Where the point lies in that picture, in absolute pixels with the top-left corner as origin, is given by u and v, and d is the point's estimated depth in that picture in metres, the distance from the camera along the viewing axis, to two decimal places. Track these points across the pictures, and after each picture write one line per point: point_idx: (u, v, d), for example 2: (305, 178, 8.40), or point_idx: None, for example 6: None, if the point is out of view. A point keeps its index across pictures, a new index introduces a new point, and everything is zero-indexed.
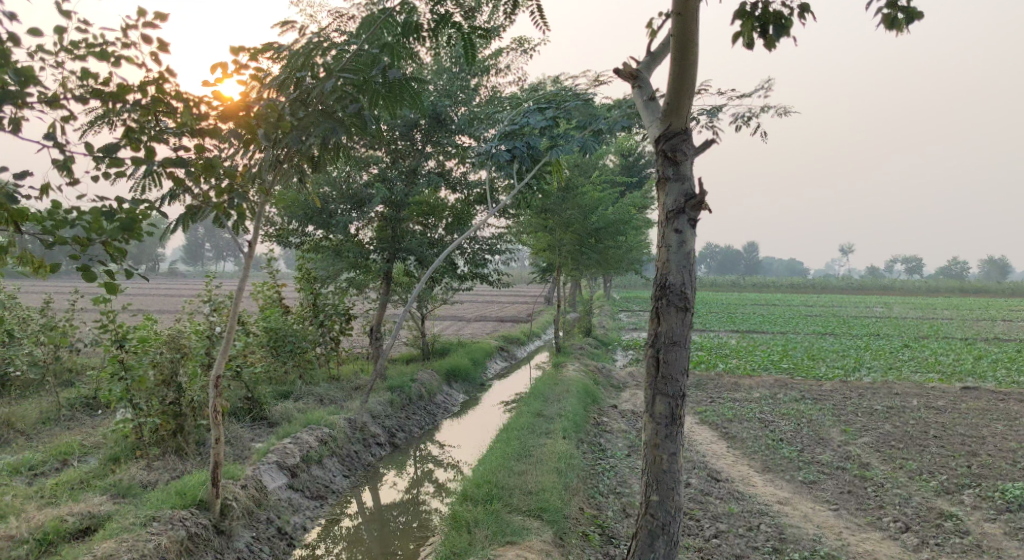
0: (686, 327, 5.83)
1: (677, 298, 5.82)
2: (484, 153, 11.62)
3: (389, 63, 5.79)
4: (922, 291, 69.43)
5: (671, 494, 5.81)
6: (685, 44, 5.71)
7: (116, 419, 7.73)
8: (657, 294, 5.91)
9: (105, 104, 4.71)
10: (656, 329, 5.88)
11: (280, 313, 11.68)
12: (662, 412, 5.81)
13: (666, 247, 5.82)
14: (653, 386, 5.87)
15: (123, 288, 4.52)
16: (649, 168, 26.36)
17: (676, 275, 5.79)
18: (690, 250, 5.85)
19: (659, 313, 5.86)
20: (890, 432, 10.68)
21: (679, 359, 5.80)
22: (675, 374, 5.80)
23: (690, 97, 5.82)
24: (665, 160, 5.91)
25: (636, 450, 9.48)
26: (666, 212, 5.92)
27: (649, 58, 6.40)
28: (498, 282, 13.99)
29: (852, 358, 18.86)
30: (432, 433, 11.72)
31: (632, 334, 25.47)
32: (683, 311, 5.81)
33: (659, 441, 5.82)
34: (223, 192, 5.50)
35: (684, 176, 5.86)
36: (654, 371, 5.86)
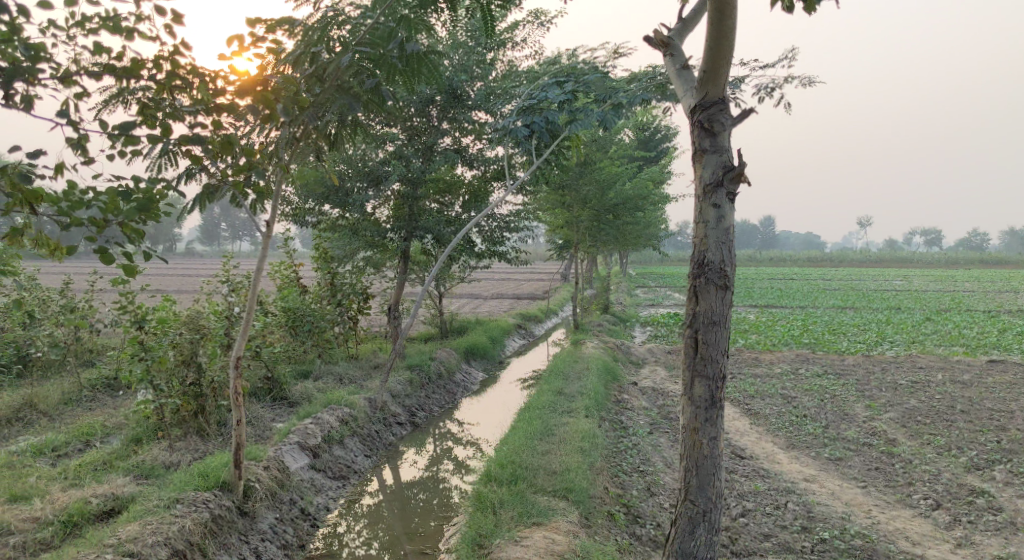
0: (726, 306, 5.72)
1: (716, 276, 5.69)
2: (502, 128, 11.48)
3: (408, 35, 5.59)
4: (942, 264, 68.63)
5: (712, 481, 5.70)
6: (723, 9, 5.52)
7: (137, 399, 7.65)
8: (695, 273, 5.78)
9: (119, 81, 4.60)
10: (694, 308, 5.75)
11: (298, 293, 11.64)
12: (703, 394, 5.70)
13: (704, 223, 5.69)
14: (692, 368, 5.76)
15: (141, 270, 4.43)
16: (665, 142, 26.04)
17: (715, 253, 5.66)
18: (729, 225, 5.72)
19: (697, 292, 5.74)
20: (916, 407, 10.53)
21: (720, 339, 5.69)
22: (715, 355, 5.68)
23: (728, 64, 5.64)
24: (701, 131, 5.75)
25: (659, 427, 9.39)
26: (703, 185, 5.76)
27: (681, 25, 6.21)
28: (516, 259, 13.90)
29: (875, 332, 18.64)
30: (452, 411, 11.69)
31: (650, 310, 25.34)
32: (722, 289, 5.69)
33: (699, 425, 5.71)
34: (243, 169, 5.40)
35: (722, 148, 5.70)
36: (692, 352, 5.75)
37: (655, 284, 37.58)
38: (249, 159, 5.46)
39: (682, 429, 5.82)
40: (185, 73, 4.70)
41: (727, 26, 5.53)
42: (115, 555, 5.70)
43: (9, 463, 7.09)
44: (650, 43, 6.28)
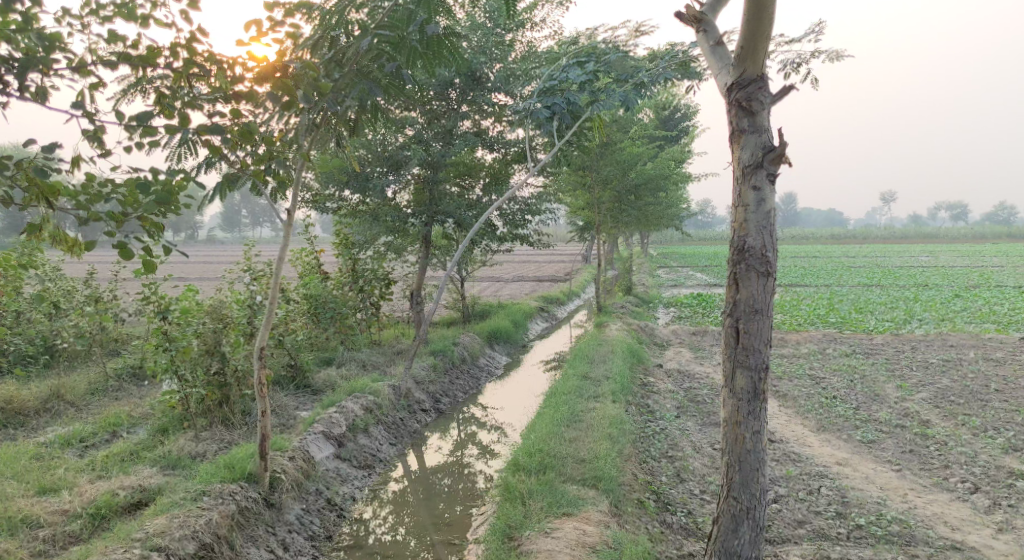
0: (768, 293, 5.58)
1: (758, 262, 5.55)
2: (522, 110, 11.27)
3: (428, 17, 5.46)
4: (969, 239, 67.56)
5: (755, 477, 5.59)
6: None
7: (161, 390, 7.67)
8: (736, 259, 5.64)
9: (136, 70, 4.51)
10: (735, 296, 5.63)
11: (319, 280, 11.61)
12: (745, 387, 5.58)
13: (745, 206, 5.54)
14: (733, 359, 5.64)
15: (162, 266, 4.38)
16: (685, 121, 25.70)
17: (757, 238, 5.52)
18: (770, 208, 5.57)
19: (738, 279, 5.61)
20: (948, 386, 10.33)
21: (762, 328, 5.56)
22: (757, 345, 5.55)
23: (768, 38, 5.45)
24: (740, 110, 5.59)
25: (686, 411, 9.27)
26: (743, 166, 5.60)
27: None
28: (538, 242, 13.78)
29: (902, 310, 18.36)
30: (476, 396, 11.63)
31: (672, 290, 25.12)
32: (764, 276, 5.55)
33: (741, 418, 5.61)
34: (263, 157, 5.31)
35: (761, 127, 5.55)
36: (734, 342, 5.62)
37: (677, 264, 37.27)
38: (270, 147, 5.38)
39: (724, 422, 5.71)
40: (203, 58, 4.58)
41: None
42: (143, 549, 5.70)
43: (38, 455, 7.12)
44: (682, 19, 6.09)
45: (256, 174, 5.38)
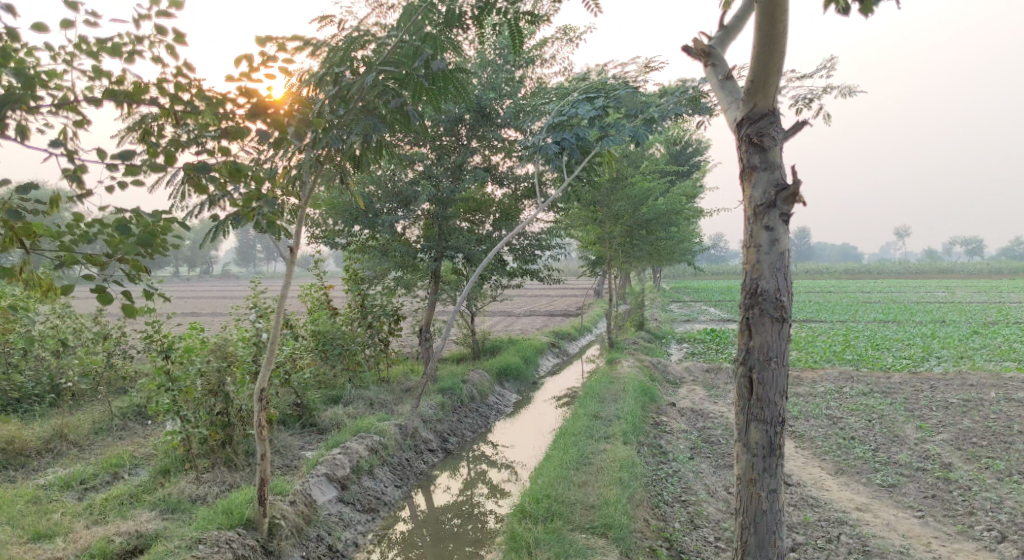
0: (783, 340, 5.41)
1: (772, 307, 5.39)
2: (531, 145, 11.22)
3: (434, 52, 5.37)
4: (985, 274, 66.92)
5: (772, 539, 5.39)
6: (774, 13, 5.20)
7: (164, 432, 7.48)
8: (749, 303, 5.48)
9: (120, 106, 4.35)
10: (748, 343, 5.46)
11: (327, 316, 11.49)
12: (760, 441, 5.39)
13: (757, 248, 5.40)
14: (747, 412, 5.45)
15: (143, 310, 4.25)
16: (697, 156, 25.67)
17: (771, 281, 5.36)
18: (783, 249, 5.42)
19: (751, 326, 5.44)
20: (970, 428, 10.04)
21: (777, 378, 5.38)
22: (772, 397, 5.37)
23: (779, 72, 5.34)
24: (751, 146, 5.46)
25: (700, 452, 9.03)
26: (754, 205, 5.47)
27: (723, 33, 5.93)
28: (549, 278, 13.63)
29: (920, 347, 18.03)
30: (485, 435, 11.43)
31: (685, 325, 24.90)
32: (779, 321, 5.39)
33: (756, 475, 5.41)
34: (251, 198, 5.05)
35: (773, 164, 5.42)
36: (747, 393, 5.44)
37: (691, 299, 37.02)
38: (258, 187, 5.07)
39: (738, 479, 5.52)
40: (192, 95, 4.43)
41: (777, 32, 5.23)
42: None
43: (35, 498, 6.98)
44: (689, 52, 6.00)
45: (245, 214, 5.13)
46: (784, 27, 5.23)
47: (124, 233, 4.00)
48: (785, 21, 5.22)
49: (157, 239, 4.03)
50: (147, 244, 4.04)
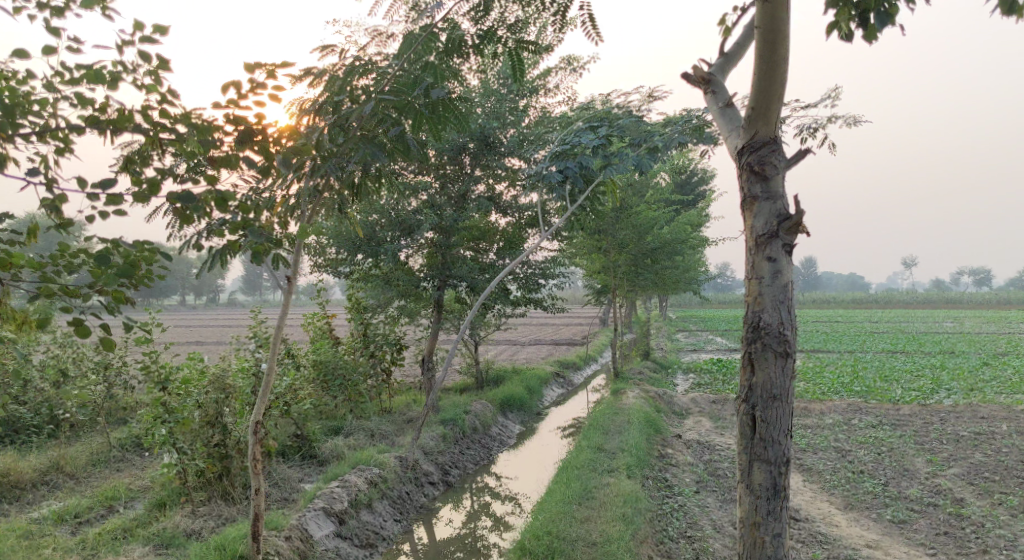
0: (787, 377, 5.29)
1: (775, 342, 5.28)
2: (535, 174, 11.16)
3: (433, 81, 5.39)
4: (994, 305, 66.56)
5: None
6: (773, 39, 5.14)
7: (160, 463, 7.44)
8: (752, 337, 5.37)
9: (101, 133, 4.15)
10: (751, 379, 5.35)
11: (329, 346, 11.39)
12: (764, 483, 5.25)
13: (760, 280, 5.31)
14: (750, 451, 5.32)
15: (120, 343, 4.13)
16: (703, 185, 25.70)
17: (773, 314, 5.26)
18: (786, 282, 5.33)
19: (754, 361, 5.33)
20: (982, 462, 9.85)
21: (781, 416, 5.26)
22: (776, 436, 5.24)
23: (780, 99, 5.27)
24: (752, 175, 5.39)
25: (705, 486, 8.86)
26: (756, 236, 5.39)
27: (723, 60, 5.90)
28: (553, 307, 13.53)
29: (929, 378, 17.82)
30: (488, 467, 11.27)
31: (691, 355, 24.72)
32: (782, 357, 5.28)
33: (760, 519, 5.25)
34: (236, 226, 4.94)
35: (775, 194, 5.35)
36: (750, 432, 5.31)
37: (697, 328, 36.85)
38: (243, 215, 4.98)
39: (741, 523, 5.36)
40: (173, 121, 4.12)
41: (778, 58, 5.17)
42: None
43: (27, 533, 6.86)
44: (689, 79, 5.95)
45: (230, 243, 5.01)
46: (785, 53, 5.17)
47: (104, 263, 3.84)
48: (785, 47, 5.16)
49: (138, 269, 3.88)
50: (127, 274, 3.88)
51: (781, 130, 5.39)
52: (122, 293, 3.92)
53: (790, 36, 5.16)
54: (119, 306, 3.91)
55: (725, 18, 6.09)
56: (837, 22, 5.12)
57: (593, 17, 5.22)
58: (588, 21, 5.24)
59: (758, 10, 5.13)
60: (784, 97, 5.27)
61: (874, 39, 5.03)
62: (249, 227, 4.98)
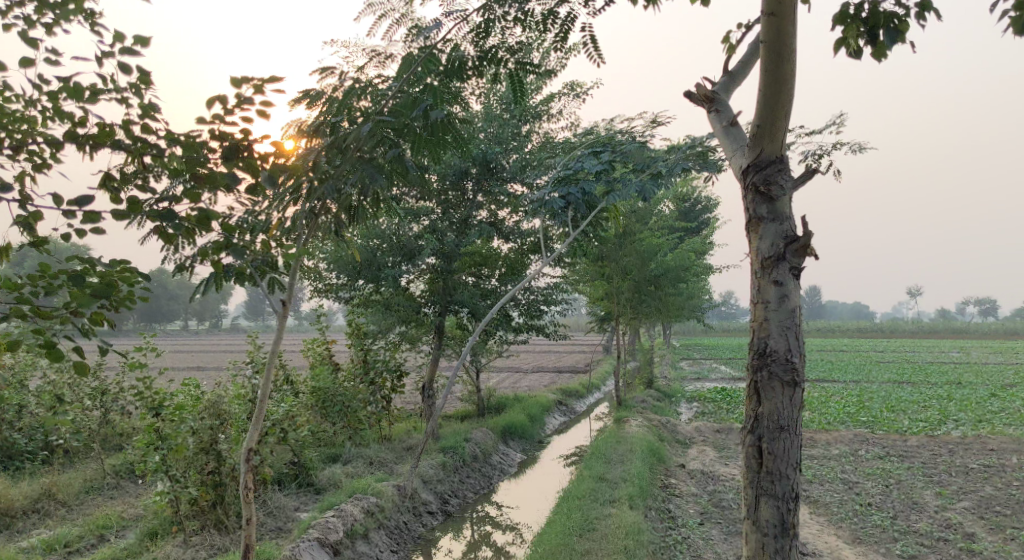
0: (794, 407, 5.15)
1: (783, 370, 5.15)
2: (537, 200, 11.07)
3: (434, 102, 5.30)
4: (999, 335, 66.26)
5: None
6: (780, 55, 5.09)
7: (152, 491, 7.29)
8: (758, 365, 5.24)
9: (80, 149, 3.96)
10: (757, 409, 5.21)
11: (329, 371, 11.26)
12: (771, 519, 5.09)
13: (765, 305, 5.19)
14: (756, 485, 5.16)
15: (96, 367, 3.99)
16: (706, 213, 25.71)
17: (780, 341, 5.14)
18: (793, 306, 5.20)
19: (761, 391, 5.19)
20: (992, 495, 9.65)
21: (789, 449, 5.11)
22: (783, 469, 5.09)
23: (786, 117, 5.20)
24: (758, 195, 5.29)
25: (709, 517, 8.67)
26: (762, 259, 5.27)
27: (728, 78, 5.83)
28: (556, 334, 13.41)
29: (936, 409, 17.60)
30: (488, 497, 11.07)
31: (694, 384, 24.54)
32: (789, 386, 5.14)
33: (767, 556, 5.07)
34: (220, 246, 4.60)
35: (781, 215, 5.25)
36: (757, 465, 5.16)
37: (700, 356, 36.65)
38: (227, 235, 4.62)
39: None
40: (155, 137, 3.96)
41: (785, 75, 5.11)
42: None
43: None
44: (692, 97, 5.87)
45: (215, 264, 4.71)
46: (792, 70, 5.11)
47: (80, 284, 3.74)
48: (793, 63, 5.11)
49: (116, 290, 3.78)
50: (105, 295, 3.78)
51: (787, 149, 5.31)
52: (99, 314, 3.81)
53: (797, 52, 5.11)
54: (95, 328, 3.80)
55: (728, 36, 6.05)
56: (845, 39, 5.08)
57: (594, 39, 5.16)
58: (589, 43, 5.20)
59: (764, 24, 5.07)
60: (791, 115, 5.20)
61: (882, 57, 4.99)
62: (232, 247, 4.63)
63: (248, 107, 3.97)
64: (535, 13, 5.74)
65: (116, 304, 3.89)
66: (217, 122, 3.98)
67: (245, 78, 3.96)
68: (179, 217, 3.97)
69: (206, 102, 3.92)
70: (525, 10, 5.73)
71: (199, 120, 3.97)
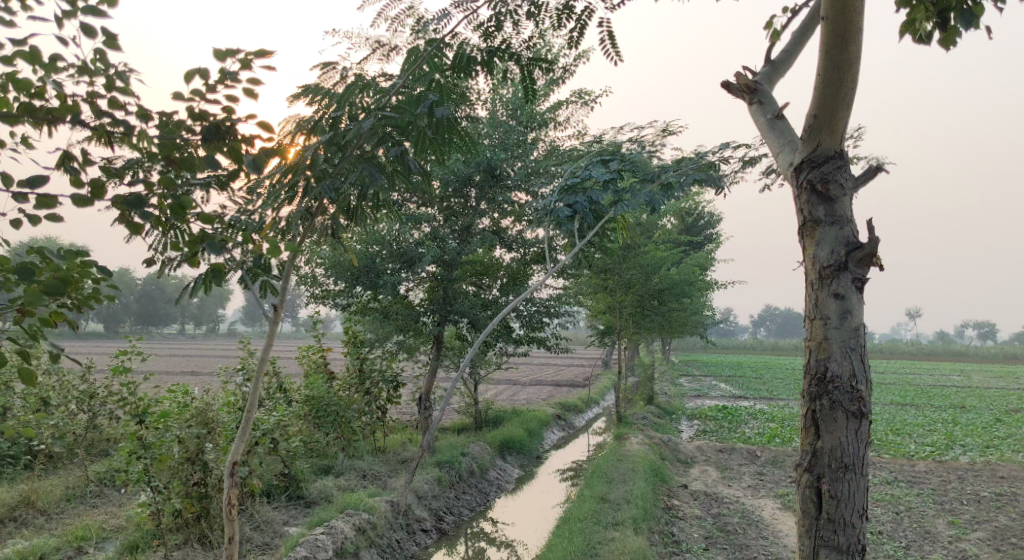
0: (858, 440, 4.83)
1: (848, 399, 4.83)
2: (544, 209, 10.71)
3: (439, 100, 5.03)
4: (997, 359, 65.99)
5: None
6: (845, 36, 4.77)
7: (133, 502, 6.95)
8: (818, 390, 4.92)
9: (38, 124, 3.62)
10: (816, 444, 4.90)
11: (324, 380, 10.91)
12: None
13: (827, 322, 4.88)
14: (815, 533, 4.85)
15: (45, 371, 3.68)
16: (710, 229, 25.45)
17: (843, 365, 4.83)
18: (856, 324, 4.89)
19: (822, 424, 4.88)
20: (1007, 525, 9.32)
21: (853, 491, 4.79)
22: (847, 515, 4.78)
23: (849, 108, 4.90)
24: (816, 195, 5.01)
25: (715, 543, 8.33)
26: (821, 267, 4.98)
27: (771, 68, 5.54)
28: (557, 346, 13.08)
29: (941, 433, 17.25)
30: (484, 514, 10.71)
31: (695, 401, 24.17)
32: (855, 417, 4.83)
33: None
34: (195, 240, 4.08)
35: (842, 219, 4.96)
36: (817, 509, 4.85)
37: (700, 372, 36.24)
38: (205, 226, 4.12)
39: None
40: (125, 112, 3.64)
41: (849, 57, 4.80)
42: None
43: None
44: (732, 87, 5.56)
45: (194, 261, 4.23)
46: (855, 51, 4.79)
47: (36, 280, 3.47)
48: (857, 43, 4.79)
49: (72, 286, 3.46)
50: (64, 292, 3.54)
51: (845, 144, 5.04)
52: (54, 313, 3.57)
53: (861, 32, 4.80)
54: (50, 329, 3.53)
55: (772, 21, 5.83)
56: (911, 25, 4.92)
57: (612, 35, 4.83)
58: (607, 38, 4.85)
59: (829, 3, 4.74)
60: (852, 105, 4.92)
61: (950, 44, 4.86)
62: (208, 241, 4.06)
63: (232, 82, 3.65)
64: (550, 7, 5.40)
65: (77, 303, 3.66)
66: (198, 99, 3.65)
67: (231, 51, 3.64)
68: (150, 205, 3.62)
69: (185, 76, 3.59)
70: (538, 3, 5.41)
71: (177, 95, 3.64)
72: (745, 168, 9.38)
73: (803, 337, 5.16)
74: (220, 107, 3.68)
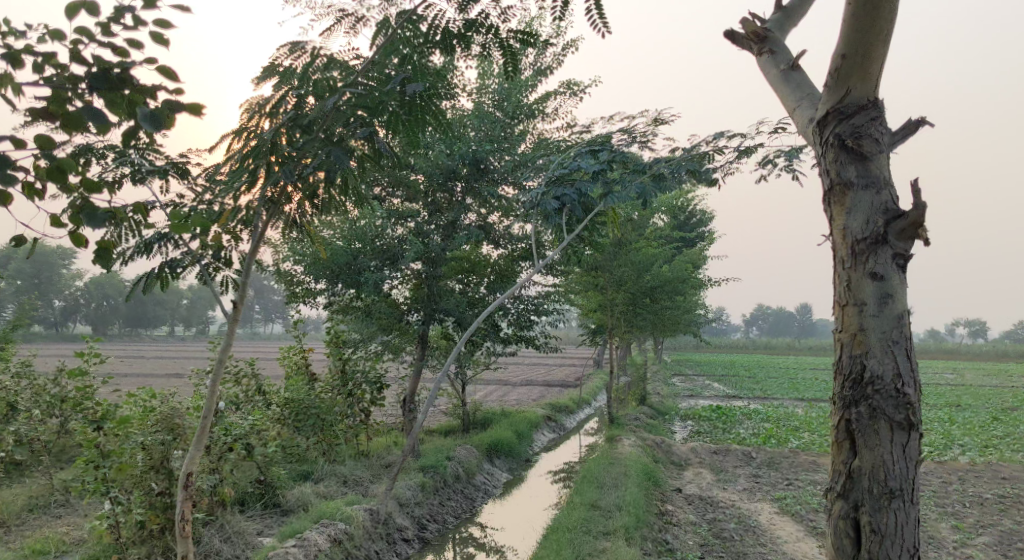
0: (904, 455, 4.45)
1: (892, 406, 4.46)
2: (531, 202, 10.28)
3: (411, 77, 4.56)
4: (990, 356, 65.88)
5: None
6: None
7: (91, 513, 6.51)
8: (857, 392, 4.55)
9: None
10: (853, 463, 4.53)
11: (305, 382, 10.48)
12: None
13: (865, 314, 4.52)
14: None
15: None
16: (702, 226, 25.12)
17: (884, 364, 4.46)
18: (898, 312, 4.53)
19: (862, 438, 4.51)
20: (1013, 530, 8.96)
21: (897, 517, 4.42)
22: (891, 548, 4.40)
23: (882, 49, 4.60)
24: (846, 151, 4.66)
25: (711, 551, 7.94)
26: (853, 241, 4.63)
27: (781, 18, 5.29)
28: (547, 346, 12.68)
29: (938, 433, 16.91)
30: (470, 521, 10.28)
31: (689, 401, 23.87)
32: (899, 428, 4.46)
33: None
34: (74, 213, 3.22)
35: (876, 183, 4.62)
36: (856, 542, 4.48)
37: (693, 372, 35.93)
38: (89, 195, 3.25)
39: None
40: None
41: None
42: None
43: None
44: (739, 37, 5.33)
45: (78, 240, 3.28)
46: None
47: None
48: None
49: None
50: None
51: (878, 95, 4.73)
52: None
53: None
54: None
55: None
56: None
57: (600, 7, 4.40)
58: (594, 10, 4.43)
59: None
60: (885, 47, 4.61)
61: None
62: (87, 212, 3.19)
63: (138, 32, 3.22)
64: None
65: None
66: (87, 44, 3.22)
67: None
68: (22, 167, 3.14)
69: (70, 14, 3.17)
70: None
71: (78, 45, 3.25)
72: (740, 159, 9.01)
73: (834, 332, 4.79)
74: (114, 52, 3.24)
